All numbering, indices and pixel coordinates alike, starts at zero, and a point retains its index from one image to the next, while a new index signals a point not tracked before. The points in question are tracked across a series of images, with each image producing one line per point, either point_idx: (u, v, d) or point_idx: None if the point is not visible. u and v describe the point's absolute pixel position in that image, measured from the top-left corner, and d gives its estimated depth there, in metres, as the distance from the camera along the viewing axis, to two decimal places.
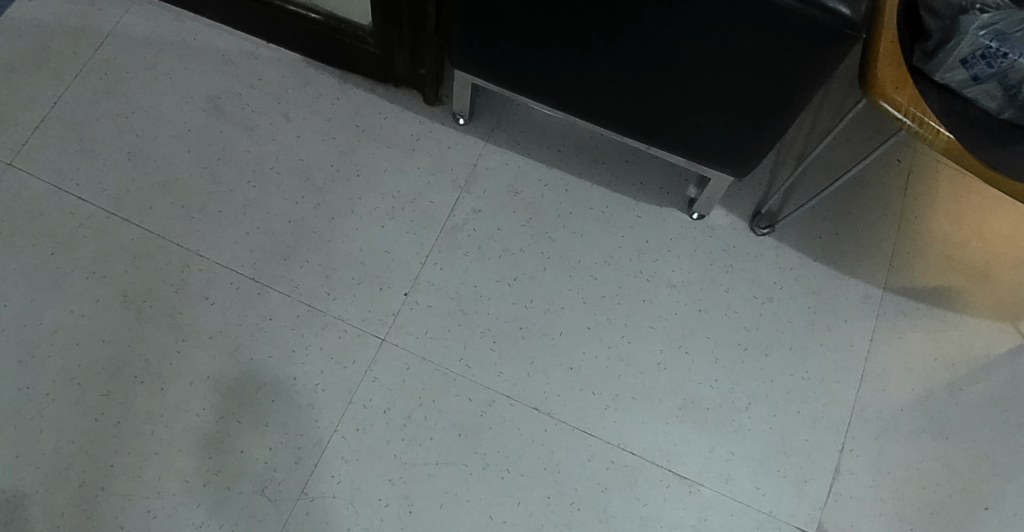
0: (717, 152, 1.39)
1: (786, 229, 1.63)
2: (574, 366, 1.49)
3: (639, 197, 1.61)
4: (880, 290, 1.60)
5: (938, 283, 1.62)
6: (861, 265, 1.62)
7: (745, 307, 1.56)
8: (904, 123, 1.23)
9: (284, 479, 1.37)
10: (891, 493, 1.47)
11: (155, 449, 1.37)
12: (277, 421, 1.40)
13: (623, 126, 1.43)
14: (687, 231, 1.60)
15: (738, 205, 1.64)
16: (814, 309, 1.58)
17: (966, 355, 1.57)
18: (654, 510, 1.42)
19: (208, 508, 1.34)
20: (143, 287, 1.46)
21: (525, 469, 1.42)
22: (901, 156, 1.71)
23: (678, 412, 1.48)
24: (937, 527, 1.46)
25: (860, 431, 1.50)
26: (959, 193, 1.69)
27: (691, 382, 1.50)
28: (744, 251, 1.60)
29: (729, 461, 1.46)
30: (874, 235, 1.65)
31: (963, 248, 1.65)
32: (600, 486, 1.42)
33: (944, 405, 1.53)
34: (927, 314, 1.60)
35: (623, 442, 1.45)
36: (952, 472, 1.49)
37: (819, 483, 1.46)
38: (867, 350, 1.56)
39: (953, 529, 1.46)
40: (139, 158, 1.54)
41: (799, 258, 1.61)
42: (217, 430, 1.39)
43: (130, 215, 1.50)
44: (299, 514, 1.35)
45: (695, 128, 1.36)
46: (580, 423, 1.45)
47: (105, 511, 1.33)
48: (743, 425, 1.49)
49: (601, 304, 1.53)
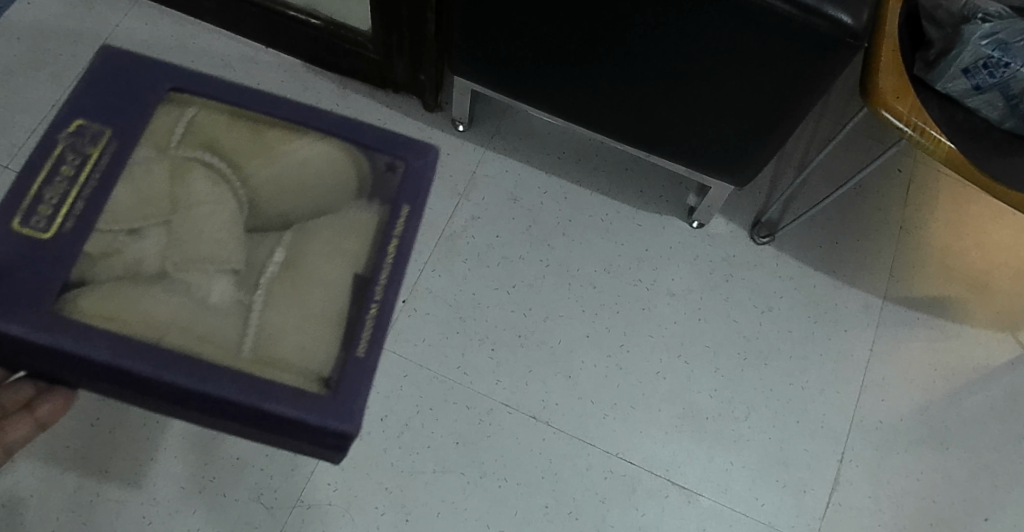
0: (717, 161, 1.39)
1: (786, 238, 1.62)
2: (573, 375, 1.48)
3: (638, 204, 1.61)
4: (880, 299, 1.60)
5: (938, 292, 1.62)
6: (861, 274, 1.61)
7: (745, 317, 1.56)
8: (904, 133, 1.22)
9: (279, 486, 1.36)
10: (890, 504, 1.46)
11: (150, 454, 1.36)
12: None
13: (621, 133, 1.42)
14: (686, 240, 1.60)
15: (738, 214, 1.63)
16: (814, 318, 1.57)
17: (967, 366, 1.57)
18: (653, 520, 1.41)
19: (202, 514, 1.33)
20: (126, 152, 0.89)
21: (522, 478, 1.41)
22: (902, 165, 1.71)
23: (677, 422, 1.47)
24: None
25: (859, 441, 1.50)
26: (959, 203, 1.68)
27: (690, 391, 1.50)
28: (743, 260, 1.60)
29: (728, 471, 1.46)
30: (875, 244, 1.64)
31: (964, 258, 1.65)
32: (596, 496, 1.41)
33: (944, 416, 1.53)
34: (927, 323, 1.59)
35: (622, 451, 1.44)
36: (952, 482, 1.48)
37: (818, 494, 1.46)
38: (867, 360, 1.55)
39: None
40: None
41: (798, 267, 1.60)
42: (212, 436, 1.37)
43: None
44: (294, 522, 1.34)
45: (694, 135, 1.35)
46: (579, 432, 1.44)
47: (98, 517, 1.31)
48: (741, 435, 1.48)
49: (601, 312, 1.52)
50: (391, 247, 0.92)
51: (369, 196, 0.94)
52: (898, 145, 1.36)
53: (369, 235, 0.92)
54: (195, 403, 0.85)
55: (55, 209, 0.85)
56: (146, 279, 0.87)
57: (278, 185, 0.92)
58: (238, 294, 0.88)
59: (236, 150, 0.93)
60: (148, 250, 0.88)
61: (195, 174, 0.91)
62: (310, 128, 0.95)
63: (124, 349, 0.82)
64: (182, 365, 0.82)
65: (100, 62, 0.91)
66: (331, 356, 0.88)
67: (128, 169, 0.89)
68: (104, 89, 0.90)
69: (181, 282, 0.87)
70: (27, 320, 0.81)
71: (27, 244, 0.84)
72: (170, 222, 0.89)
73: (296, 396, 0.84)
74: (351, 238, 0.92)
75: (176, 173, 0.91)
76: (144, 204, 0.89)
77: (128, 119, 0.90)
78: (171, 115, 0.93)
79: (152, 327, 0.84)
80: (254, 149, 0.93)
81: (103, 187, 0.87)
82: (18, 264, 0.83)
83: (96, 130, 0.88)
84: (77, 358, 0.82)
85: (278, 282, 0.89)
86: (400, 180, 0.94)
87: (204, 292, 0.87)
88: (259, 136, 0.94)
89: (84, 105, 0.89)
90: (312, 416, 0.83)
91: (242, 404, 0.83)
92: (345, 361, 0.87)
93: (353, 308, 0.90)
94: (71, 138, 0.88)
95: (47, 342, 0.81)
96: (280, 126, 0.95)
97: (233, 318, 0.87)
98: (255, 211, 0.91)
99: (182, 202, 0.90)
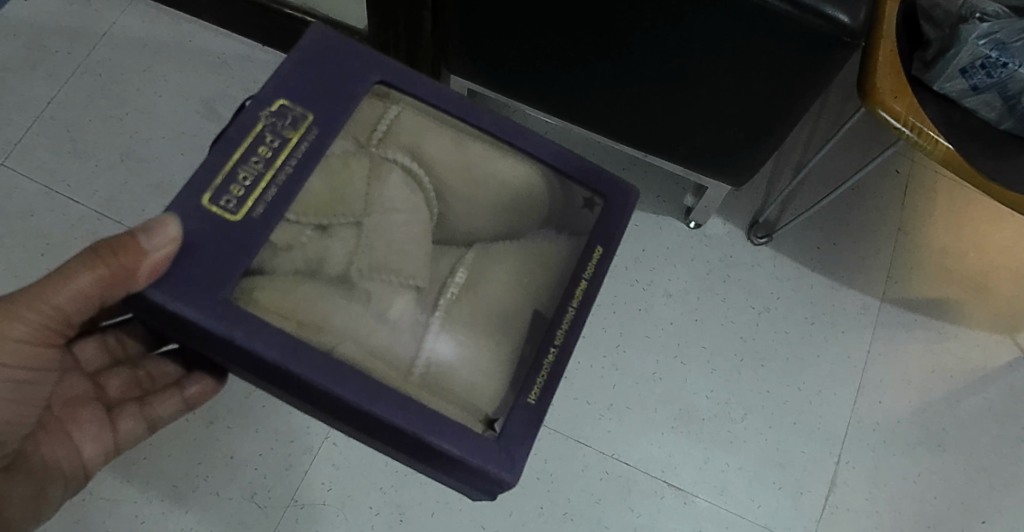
0: (716, 162, 1.39)
1: (784, 239, 1.62)
2: (568, 375, 1.47)
3: (636, 205, 1.60)
4: (878, 301, 1.59)
5: (936, 294, 1.61)
6: (859, 275, 1.61)
7: (742, 317, 1.55)
8: (902, 133, 1.22)
9: (272, 486, 1.35)
10: (886, 506, 1.46)
11: (143, 453, 1.35)
12: (267, 428, 1.38)
13: (619, 132, 1.42)
14: (683, 240, 1.59)
15: (735, 215, 1.63)
16: (811, 319, 1.57)
17: (965, 368, 1.56)
18: (648, 521, 1.41)
19: (196, 513, 1.33)
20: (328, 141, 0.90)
21: (517, 479, 1.40)
22: (900, 166, 1.70)
23: (673, 423, 1.47)
24: None
25: (856, 443, 1.49)
26: (958, 205, 1.68)
27: (687, 392, 1.49)
28: (739, 261, 1.59)
29: (724, 472, 1.45)
30: (872, 246, 1.64)
31: (962, 259, 1.64)
32: (591, 497, 1.41)
33: (941, 418, 1.52)
34: (926, 325, 1.58)
35: (617, 452, 1.44)
36: (949, 484, 1.48)
37: (815, 496, 1.45)
38: (865, 361, 1.55)
39: None
40: (131, 160, 1.51)
41: (796, 268, 1.60)
42: (206, 435, 1.37)
43: (121, 216, 1.47)
44: (288, 521, 1.33)
45: (691, 135, 1.35)
46: (574, 433, 1.44)
47: (91, 515, 1.31)
48: (737, 436, 1.48)
49: (597, 312, 1.52)
50: (576, 291, 0.95)
51: (556, 232, 0.98)
52: (896, 145, 1.36)
53: (551, 268, 0.96)
54: (354, 418, 0.87)
55: (245, 193, 0.87)
56: (332, 281, 0.89)
57: (471, 203, 0.95)
58: (418, 310, 0.90)
59: (434, 159, 0.95)
60: (334, 249, 0.89)
61: (394, 175, 0.93)
62: (515, 149, 0.98)
63: (296, 353, 0.84)
64: (352, 383, 0.84)
65: (319, 46, 0.93)
66: (499, 395, 0.90)
67: (327, 160, 0.91)
68: (314, 72, 0.91)
69: (367, 291, 0.89)
70: (210, 307, 0.83)
71: (217, 221, 0.86)
72: (360, 225, 0.90)
73: (463, 435, 0.85)
74: (532, 270, 0.95)
75: (374, 173, 0.92)
76: (335, 202, 0.90)
77: (333, 111, 0.91)
78: (376, 109, 0.95)
79: (328, 334, 0.86)
80: (455, 160, 0.96)
81: (297, 177, 0.88)
82: (207, 241, 0.85)
83: (298, 113, 0.90)
84: (249, 353, 0.84)
85: (458, 304, 0.91)
86: (597, 218, 0.98)
87: (387, 303, 0.89)
88: (463, 149, 0.97)
89: (287, 88, 0.90)
90: (473, 459, 0.85)
91: (407, 432, 0.85)
92: (512, 403, 0.90)
93: (527, 345, 0.93)
94: (272, 117, 0.89)
95: (223, 332, 0.83)
96: (484, 141, 0.98)
97: (411, 334, 0.89)
98: (442, 225, 0.94)
99: (376, 204, 0.91)
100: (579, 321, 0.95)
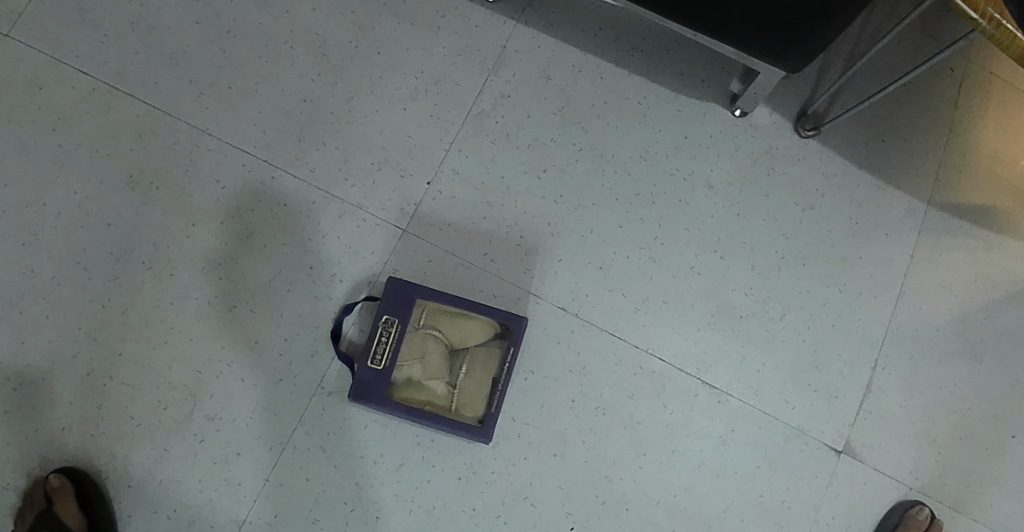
0: (771, 45, 1.27)
1: (832, 134, 1.49)
2: (605, 266, 1.40)
3: (679, 89, 1.48)
4: (923, 205, 1.48)
5: (982, 202, 1.49)
6: (907, 176, 1.49)
7: (785, 214, 1.46)
8: (978, 24, 1.13)
9: (299, 371, 1.32)
10: (920, 415, 1.41)
11: (164, 337, 1.32)
12: (291, 312, 1.34)
13: (669, 12, 1.31)
14: (727, 129, 1.48)
15: (782, 105, 1.49)
16: (855, 220, 1.46)
17: (1009, 280, 1.46)
18: (681, 419, 1.37)
19: (219, 399, 1.31)
20: (407, 296, 1.27)
21: (549, 372, 1.37)
22: (955, 65, 1.54)
23: (711, 319, 1.41)
24: (962, 452, 1.40)
25: (894, 348, 1.42)
26: (1012, 108, 1.53)
27: (725, 288, 1.42)
28: (785, 155, 1.48)
29: (760, 372, 1.40)
30: (922, 144, 1.50)
31: (1011, 167, 1.51)
32: (624, 392, 1.37)
33: (981, 329, 1.44)
34: (970, 233, 1.47)
35: (652, 347, 1.39)
36: (985, 397, 1.42)
37: (849, 399, 1.40)
38: (906, 266, 1.45)
39: (979, 455, 1.40)
40: (142, 30, 1.41)
41: (842, 166, 1.48)
42: (228, 318, 1.33)
43: (133, 91, 1.39)
44: (314, 409, 1.32)
45: (747, 22, 1.24)
46: (608, 325, 1.39)
47: (112, 400, 1.30)
48: (775, 335, 1.41)
49: (635, 203, 1.43)
50: (514, 345, 1.28)
51: (505, 338, 1.30)
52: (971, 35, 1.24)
53: (500, 357, 1.29)
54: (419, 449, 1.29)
55: None
56: (405, 384, 1.27)
57: (461, 382, 1.28)
58: (438, 382, 1.28)
59: (431, 310, 1.29)
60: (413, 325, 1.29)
61: (420, 396, 1.27)
62: (481, 314, 1.28)
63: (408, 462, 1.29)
64: None
65: (388, 292, 1.27)
66: (484, 393, 1.28)
67: (403, 363, 1.28)
68: (400, 299, 1.27)
69: (425, 386, 1.28)
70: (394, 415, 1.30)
71: None
72: (417, 383, 1.28)
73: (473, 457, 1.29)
74: (486, 345, 1.30)
75: (410, 380, 1.28)
76: (413, 375, 1.28)
77: (403, 293, 1.27)
78: (415, 315, 1.29)
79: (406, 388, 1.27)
80: (451, 337, 1.30)
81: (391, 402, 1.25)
82: None
83: (388, 318, 1.27)
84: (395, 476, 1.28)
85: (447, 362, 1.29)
86: (512, 342, 1.28)
87: (424, 380, 1.28)
88: (444, 308, 1.29)
89: (373, 210, 1.38)
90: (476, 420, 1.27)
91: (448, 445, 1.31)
92: (491, 414, 1.26)
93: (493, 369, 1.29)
94: (395, 320, 1.27)
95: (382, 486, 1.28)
96: (464, 313, 1.29)
97: (435, 397, 1.28)
98: (445, 338, 1.29)
99: (413, 385, 1.27)
100: (512, 367, 1.28)
